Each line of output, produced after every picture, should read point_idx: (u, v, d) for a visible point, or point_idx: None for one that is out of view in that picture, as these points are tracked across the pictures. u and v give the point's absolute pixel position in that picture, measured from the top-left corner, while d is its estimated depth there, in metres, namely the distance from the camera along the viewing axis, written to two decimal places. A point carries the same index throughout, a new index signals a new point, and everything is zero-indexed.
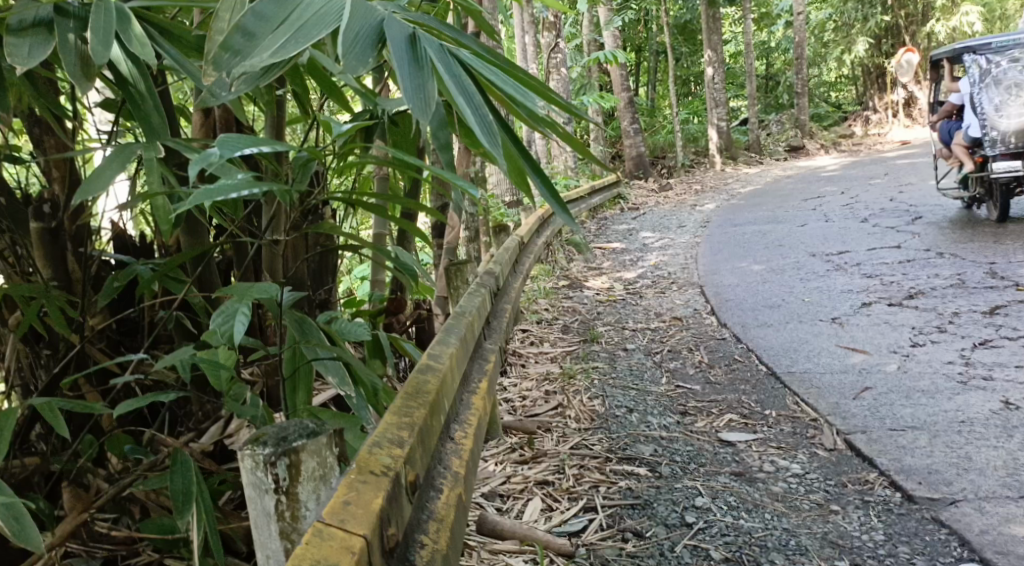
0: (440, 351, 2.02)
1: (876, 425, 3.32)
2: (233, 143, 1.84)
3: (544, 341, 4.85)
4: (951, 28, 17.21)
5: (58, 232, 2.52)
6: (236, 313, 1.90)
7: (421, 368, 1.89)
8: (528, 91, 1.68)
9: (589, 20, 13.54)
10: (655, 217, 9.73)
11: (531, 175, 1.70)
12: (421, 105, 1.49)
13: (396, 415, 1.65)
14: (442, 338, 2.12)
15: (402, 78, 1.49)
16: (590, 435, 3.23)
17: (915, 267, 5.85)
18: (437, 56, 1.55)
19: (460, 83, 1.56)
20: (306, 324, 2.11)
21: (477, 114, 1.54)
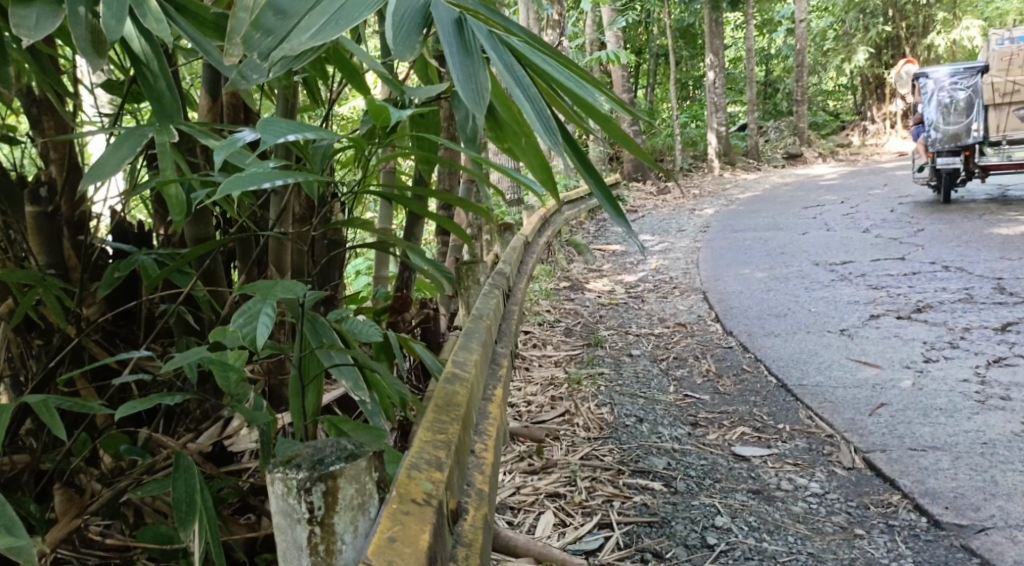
0: (465, 359, 1.91)
1: (895, 443, 3.22)
2: (275, 131, 1.71)
3: (547, 344, 4.73)
4: (952, 40, 17.21)
5: (56, 217, 2.39)
6: (259, 313, 1.75)
7: (447, 377, 1.79)
8: (582, 82, 1.61)
9: (592, 20, 13.39)
10: (655, 220, 9.61)
11: (580, 171, 1.64)
12: (474, 95, 1.41)
13: (430, 431, 1.56)
14: (462, 343, 2.01)
15: (453, 67, 1.40)
16: (601, 446, 3.13)
17: (921, 279, 5.74)
18: (488, 44, 1.46)
19: (513, 72, 1.47)
20: (319, 326, 1.99)
21: (533, 107, 1.47)
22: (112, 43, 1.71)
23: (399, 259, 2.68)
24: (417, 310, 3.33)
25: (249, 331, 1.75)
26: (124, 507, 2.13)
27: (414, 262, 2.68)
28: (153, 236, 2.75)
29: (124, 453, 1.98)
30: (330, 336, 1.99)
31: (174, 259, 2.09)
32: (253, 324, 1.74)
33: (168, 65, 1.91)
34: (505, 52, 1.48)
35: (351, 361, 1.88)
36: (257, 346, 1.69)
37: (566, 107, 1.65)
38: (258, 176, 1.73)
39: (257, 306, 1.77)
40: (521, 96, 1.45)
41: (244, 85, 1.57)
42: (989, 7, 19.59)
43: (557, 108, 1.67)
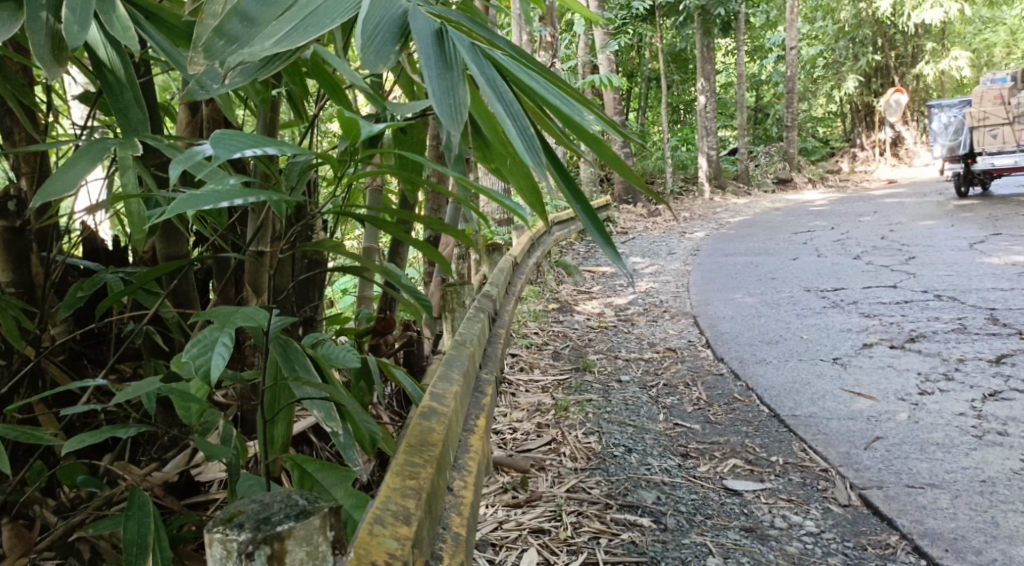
0: (443, 392, 1.79)
1: (892, 480, 3.11)
2: (230, 145, 1.58)
3: (534, 368, 4.61)
4: (941, 71, 17.28)
5: (23, 232, 2.26)
6: (215, 343, 1.63)
7: (423, 413, 1.67)
8: (571, 102, 1.51)
9: (584, 43, 13.34)
10: (645, 243, 9.51)
11: (564, 192, 1.55)
12: (449, 111, 1.31)
13: (399, 476, 1.44)
14: (443, 372, 1.89)
15: (430, 80, 1.31)
16: (587, 477, 3.02)
17: (914, 309, 5.65)
18: (470, 57, 1.37)
19: (495, 87, 1.37)
20: (290, 350, 1.87)
21: (517, 127, 1.37)
22: (74, 50, 1.60)
23: (380, 284, 2.57)
24: (400, 332, 3.22)
25: (203, 362, 1.63)
26: (78, 541, 2.01)
27: (391, 287, 2.55)
28: (126, 252, 2.65)
29: (80, 484, 1.90)
30: (302, 362, 1.87)
31: (138, 280, 1.97)
32: (208, 355, 1.62)
33: (135, 75, 1.81)
34: (488, 65, 1.39)
35: (321, 389, 1.76)
36: (211, 380, 1.58)
37: (553, 126, 1.55)
38: (216, 194, 1.62)
39: (213, 335, 1.65)
40: (502, 114, 1.35)
41: (201, 94, 1.44)
42: (977, 39, 19.71)
43: (543, 126, 1.57)
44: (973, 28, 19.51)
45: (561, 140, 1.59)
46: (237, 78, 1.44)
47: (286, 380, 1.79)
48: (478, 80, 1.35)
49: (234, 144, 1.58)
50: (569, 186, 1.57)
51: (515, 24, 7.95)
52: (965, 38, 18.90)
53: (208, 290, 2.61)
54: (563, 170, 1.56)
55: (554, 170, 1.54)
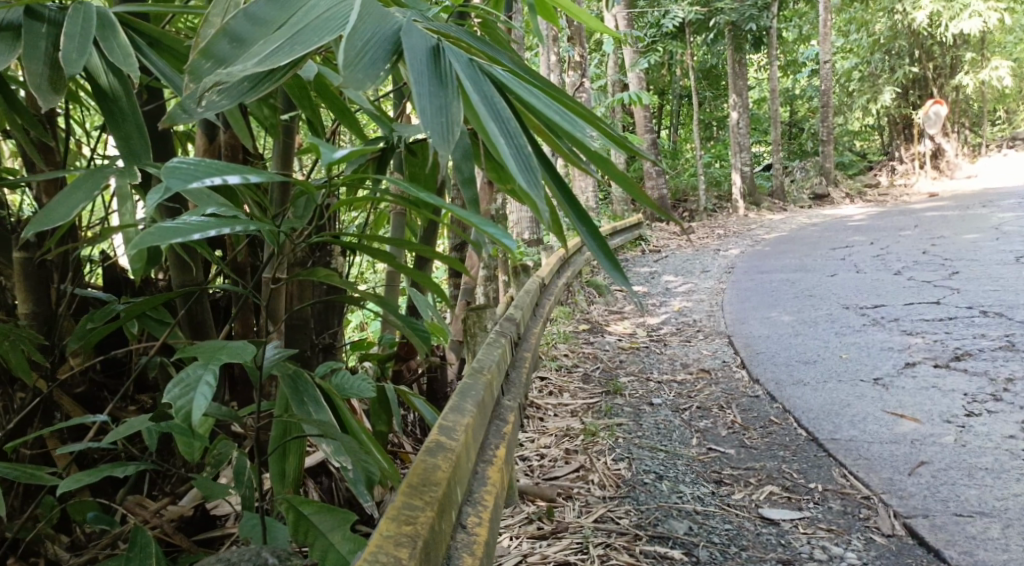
0: (454, 423, 1.68)
1: (938, 507, 2.97)
2: (185, 173, 1.45)
3: (563, 391, 4.51)
4: (980, 81, 16.96)
5: (45, 262, 2.15)
6: (199, 383, 1.56)
7: (429, 449, 1.56)
8: (574, 119, 1.42)
9: (614, 60, 13.25)
10: (678, 261, 9.37)
11: (567, 213, 1.47)
12: (441, 130, 1.23)
13: (395, 521, 1.33)
14: (454, 403, 1.78)
15: (420, 99, 1.23)
16: (617, 507, 2.91)
17: (958, 325, 5.46)
18: (465, 72, 1.29)
19: (493, 104, 1.30)
20: (299, 382, 1.75)
21: (513, 147, 1.29)
22: (72, 78, 1.54)
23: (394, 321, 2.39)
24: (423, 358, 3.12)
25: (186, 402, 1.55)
26: None
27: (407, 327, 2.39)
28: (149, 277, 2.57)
29: (88, 521, 1.79)
30: (309, 392, 1.75)
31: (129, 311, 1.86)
32: (190, 396, 1.55)
33: (138, 102, 1.72)
34: (484, 82, 1.31)
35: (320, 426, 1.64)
36: (193, 424, 1.51)
37: (557, 144, 1.47)
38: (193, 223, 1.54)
39: (197, 373, 1.58)
40: (497, 132, 1.27)
41: (185, 118, 1.39)
42: (1017, 48, 19.35)
43: (547, 144, 1.48)
44: (1012, 36, 19.15)
45: (567, 160, 1.51)
46: (220, 100, 1.36)
47: (290, 415, 1.67)
48: (472, 96, 1.27)
49: (186, 169, 1.46)
50: (574, 208, 1.49)
51: (542, 43, 7.87)
52: (1005, 48, 18.56)
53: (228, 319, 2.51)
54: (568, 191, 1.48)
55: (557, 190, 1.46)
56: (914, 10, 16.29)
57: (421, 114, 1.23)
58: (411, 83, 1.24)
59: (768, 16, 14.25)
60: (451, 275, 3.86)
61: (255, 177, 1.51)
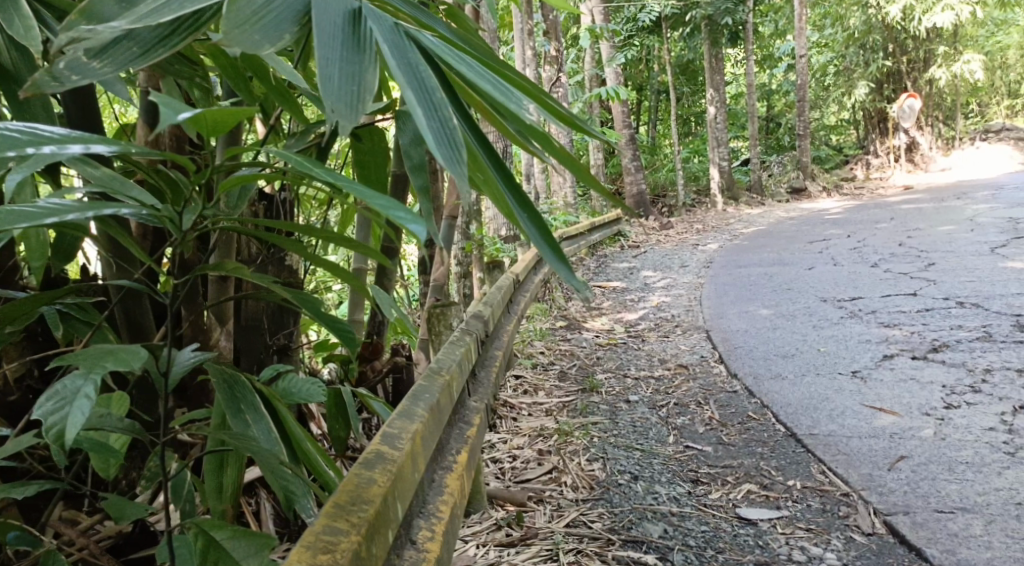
0: (400, 431, 1.55)
1: (919, 504, 2.89)
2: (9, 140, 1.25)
3: (539, 390, 4.40)
4: (953, 74, 17.00)
5: None
6: (77, 396, 1.46)
7: (366, 461, 1.43)
8: (513, 92, 1.32)
9: (591, 56, 13.19)
10: (656, 256, 9.30)
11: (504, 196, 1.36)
12: (349, 97, 1.14)
13: (311, 549, 1.19)
14: (404, 408, 1.65)
15: (327, 62, 1.15)
16: (589, 510, 2.81)
17: (935, 317, 5.41)
18: (385, 38, 1.21)
19: (415, 73, 1.21)
20: (236, 388, 1.59)
21: (437, 120, 1.19)
22: None
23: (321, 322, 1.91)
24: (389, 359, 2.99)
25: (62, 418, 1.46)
26: None
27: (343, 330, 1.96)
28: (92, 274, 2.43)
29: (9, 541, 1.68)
30: (250, 400, 1.58)
31: (16, 309, 1.66)
32: (67, 409, 1.45)
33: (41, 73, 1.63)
34: (406, 49, 1.22)
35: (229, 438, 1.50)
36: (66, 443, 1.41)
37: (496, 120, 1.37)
38: (59, 204, 1.36)
39: (76, 385, 1.48)
40: (415, 99, 1.18)
41: (52, 86, 1.20)
42: (988, 41, 19.46)
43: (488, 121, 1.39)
44: (984, 30, 19.26)
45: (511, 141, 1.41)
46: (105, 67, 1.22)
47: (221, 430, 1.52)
48: (389, 62, 1.18)
49: (9, 136, 1.25)
50: (512, 190, 1.38)
51: (517, 37, 7.75)
52: (977, 41, 18.65)
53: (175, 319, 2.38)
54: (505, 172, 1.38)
55: (493, 171, 1.36)
56: (888, 4, 16.33)
57: (325, 78, 1.14)
58: (316, 45, 1.15)
59: (744, 11, 14.21)
60: (420, 272, 3.75)
61: (100, 147, 1.30)
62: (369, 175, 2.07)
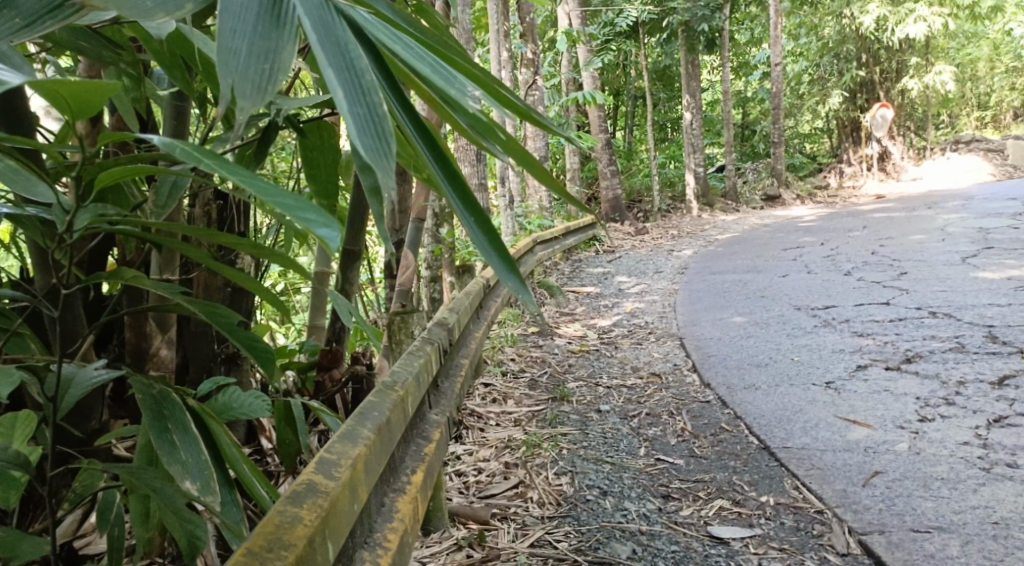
0: (341, 455, 1.43)
1: (895, 522, 2.81)
2: None
3: (508, 399, 4.29)
4: (925, 85, 17.12)
5: None
6: None
7: (294, 494, 1.30)
8: (455, 77, 1.24)
9: (568, 59, 13.11)
10: (631, 262, 9.21)
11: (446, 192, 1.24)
12: (259, 78, 1.07)
13: None
14: (349, 429, 1.52)
15: (235, 36, 1.08)
16: (555, 529, 2.70)
17: (908, 327, 5.35)
18: (309, 13, 1.13)
19: (341, 51, 1.13)
20: (164, 405, 1.48)
21: (362, 101, 1.11)
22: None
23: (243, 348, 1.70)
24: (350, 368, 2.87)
25: None
26: None
27: (262, 353, 1.73)
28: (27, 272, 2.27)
29: None
30: (178, 418, 1.47)
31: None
32: None
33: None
34: (332, 26, 1.15)
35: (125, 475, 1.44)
36: None
37: (439, 108, 1.29)
38: None
39: None
40: (333, 80, 1.08)
41: None
42: (958, 52, 19.63)
43: (433, 110, 1.30)
44: (955, 42, 19.44)
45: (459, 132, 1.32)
46: None
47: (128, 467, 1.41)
48: (309, 37, 1.10)
49: None
50: (458, 186, 1.26)
51: (492, 38, 7.65)
52: (948, 53, 18.81)
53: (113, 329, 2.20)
54: (449, 166, 1.27)
55: (435, 163, 1.25)
56: (862, 14, 16.44)
57: (230, 54, 1.06)
58: (224, 18, 1.08)
59: (721, 18, 14.18)
60: (386, 276, 3.63)
61: None
62: (318, 173, 2.02)
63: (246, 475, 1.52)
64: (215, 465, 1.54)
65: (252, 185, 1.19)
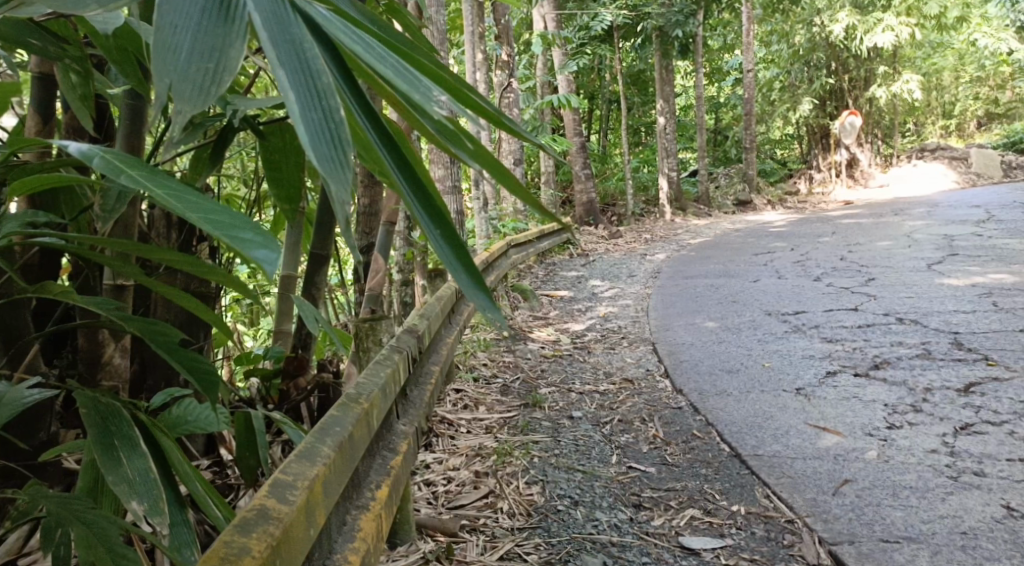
0: (295, 479, 1.37)
1: (865, 532, 2.81)
2: None
3: (479, 405, 4.25)
4: (892, 93, 17.32)
5: None
6: None
7: (243, 523, 1.24)
8: (419, 80, 1.19)
9: (543, 63, 13.13)
10: (604, 265, 9.22)
11: (411, 201, 1.19)
12: (201, 80, 1.02)
13: None
14: (305, 449, 1.48)
15: (179, 37, 1.03)
16: (525, 542, 2.69)
17: (877, 333, 5.38)
18: (262, 10, 1.08)
19: (297, 52, 1.08)
20: (111, 421, 1.43)
21: (315, 107, 1.06)
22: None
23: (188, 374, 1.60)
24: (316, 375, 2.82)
25: None
26: None
27: (208, 379, 1.62)
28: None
29: None
30: (125, 435, 1.43)
31: None
32: None
33: None
34: (287, 24, 1.09)
35: (60, 506, 1.46)
36: None
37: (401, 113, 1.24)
38: None
39: None
40: (286, 83, 1.04)
41: None
42: (924, 61, 19.91)
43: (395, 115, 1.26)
44: (922, 51, 19.67)
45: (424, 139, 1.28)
46: None
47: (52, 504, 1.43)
48: (260, 35, 1.05)
49: None
50: (421, 197, 1.22)
51: (467, 40, 7.62)
52: (914, 62, 19.04)
53: (65, 340, 2.14)
54: (413, 175, 1.23)
55: (397, 173, 1.21)
56: (832, 23, 16.62)
57: (167, 51, 1.02)
58: (164, 13, 1.04)
59: (694, 23, 14.25)
60: (357, 280, 3.59)
61: None
62: (278, 175, 2.00)
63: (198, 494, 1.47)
64: (166, 483, 1.49)
65: (183, 200, 1.14)
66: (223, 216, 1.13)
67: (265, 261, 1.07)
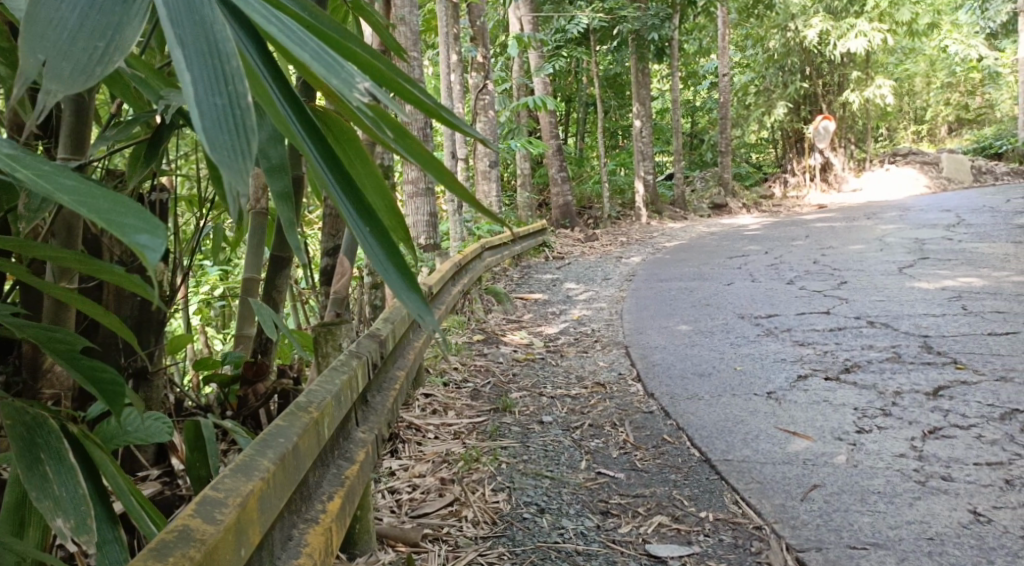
0: (226, 497, 1.30)
1: (832, 538, 2.79)
2: None
3: (448, 409, 4.20)
4: (865, 98, 17.45)
5: None
6: None
7: (161, 545, 1.17)
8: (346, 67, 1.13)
9: (519, 65, 13.10)
10: (579, 268, 9.20)
11: (337, 199, 1.15)
12: (85, 59, 0.96)
13: None
14: (243, 464, 1.42)
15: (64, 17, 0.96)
16: (488, 551, 2.65)
17: (848, 336, 5.39)
18: None
19: (203, 34, 0.98)
20: (38, 434, 1.38)
21: (215, 93, 0.95)
22: None
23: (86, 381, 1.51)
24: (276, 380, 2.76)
25: None
26: None
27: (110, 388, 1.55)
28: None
29: None
30: (53, 448, 1.37)
31: None
32: None
33: None
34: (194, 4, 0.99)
35: None
36: None
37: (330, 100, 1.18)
38: None
39: None
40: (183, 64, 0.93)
41: None
42: (897, 67, 20.09)
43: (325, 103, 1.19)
44: (894, 56, 19.85)
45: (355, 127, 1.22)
46: None
47: None
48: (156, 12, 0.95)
49: None
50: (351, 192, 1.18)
51: (440, 42, 7.56)
52: (887, 67, 19.20)
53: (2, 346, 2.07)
54: (342, 170, 1.17)
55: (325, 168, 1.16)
56: (805, 28, 16.72)
57: (49, 28, 0.95)
58: None
59: (669, 27, 14.28)
60: (321, 283, 3.53)
61: None
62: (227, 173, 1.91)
63: (133, 509, 1.42)
64: (96, 499, 1.43)
65: (56, 181, 0.98)
66: (104, 201, 0.94)
67: (146, 247, 0.88)
